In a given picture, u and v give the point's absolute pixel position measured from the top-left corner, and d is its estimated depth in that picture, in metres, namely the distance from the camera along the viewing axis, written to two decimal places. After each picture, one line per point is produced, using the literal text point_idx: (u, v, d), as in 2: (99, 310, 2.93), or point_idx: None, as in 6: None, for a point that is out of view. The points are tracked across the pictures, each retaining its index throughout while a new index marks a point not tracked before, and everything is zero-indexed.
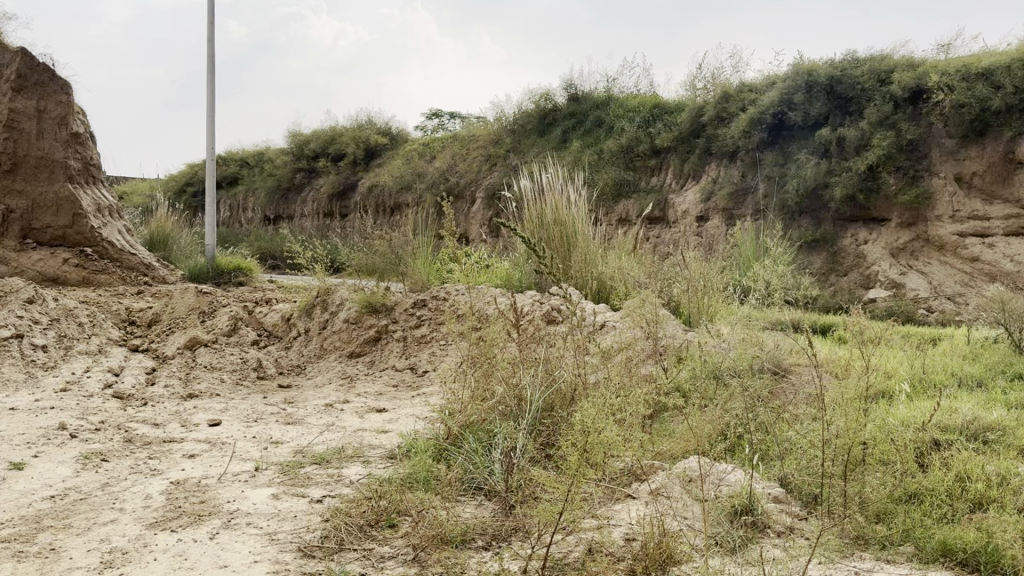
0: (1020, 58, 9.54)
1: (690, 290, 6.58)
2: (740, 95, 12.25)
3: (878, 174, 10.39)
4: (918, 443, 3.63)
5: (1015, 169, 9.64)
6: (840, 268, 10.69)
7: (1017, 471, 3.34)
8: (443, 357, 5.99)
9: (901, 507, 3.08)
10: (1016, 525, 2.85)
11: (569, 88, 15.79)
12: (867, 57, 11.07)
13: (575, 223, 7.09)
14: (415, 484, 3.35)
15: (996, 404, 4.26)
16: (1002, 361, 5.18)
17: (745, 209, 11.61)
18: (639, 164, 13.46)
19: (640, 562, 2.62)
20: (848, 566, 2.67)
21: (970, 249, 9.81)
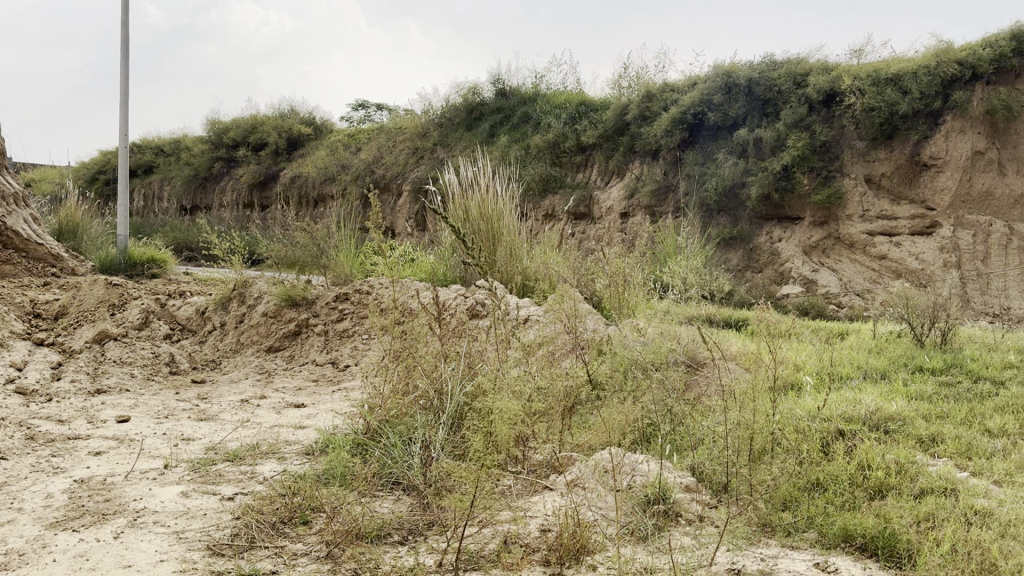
0: (926, 66, 10.00)
1: (611, 285, 6.67)
2: (663, 94, 12.44)
3: (792, 175, 10.73)
4: (824, 434, 3.79)
5: (920, 172, 10.16)
6: (756, 265, 11.01)
7: (915, 458, 3.50)
8: (365, 352, 5.92)
9: (806, 496, 3.20)
10: (911, 510, 3.00)
11: (496, 83, 15.77)
12: (784, 61, 11.40)
13: (500, 217, 7.07)
14: (330, 480, 3.30)
15: (897, 396, 4.46)
16: (904, 354, 5.41)
17: (666, 206, 11.85)
18: (565, 160, 13.59)
19: (554, 553, 2.66)
20: (755, 553, 2.75)
21: (878, 247, 10.21)
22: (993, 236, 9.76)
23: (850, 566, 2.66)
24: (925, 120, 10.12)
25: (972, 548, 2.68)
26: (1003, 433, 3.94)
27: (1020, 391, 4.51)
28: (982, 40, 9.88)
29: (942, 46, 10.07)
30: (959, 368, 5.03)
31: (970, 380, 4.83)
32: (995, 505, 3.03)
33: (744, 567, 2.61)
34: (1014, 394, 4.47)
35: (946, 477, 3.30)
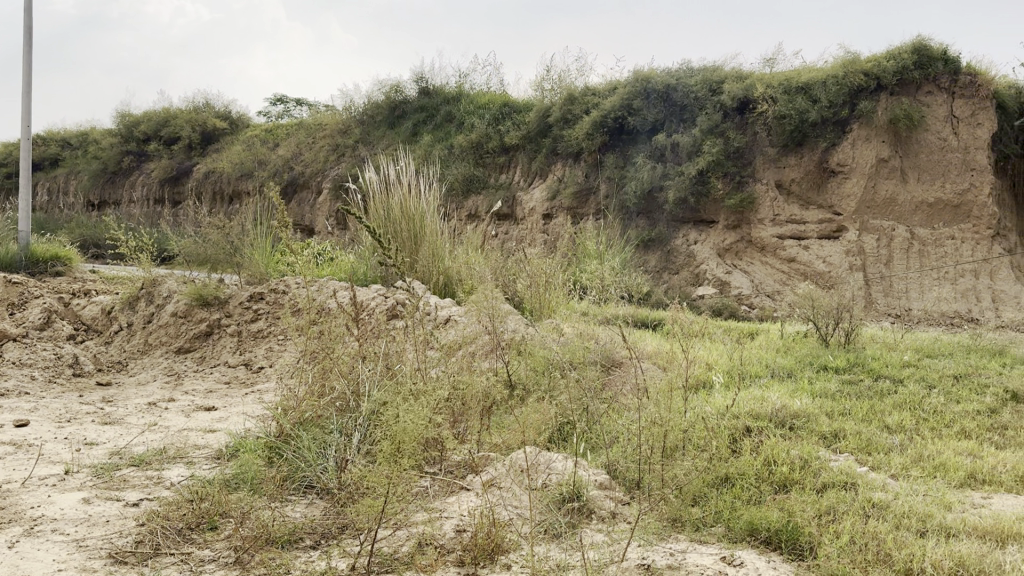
0: (835, 76, 10.40)
1: (532, 286, 6.71)
2: (584, 98, 12.53)
3: (707, 180, 11.01)
4: (732, 430, 3.93)
5: (828, 178, 10.57)
6: (672, 267, 11.23)
7: (818, 454, 3.65)
8: (281, 353, 5.81)
9: (715, 492, 3.29)
10: (813, 504, 3.12)
11: (419, 82, 15.66)
12: (701, 68, 11.68)
13: (422, 217, 7.01)
14: (240, 485, 3.23)
15: (802, 393, 4.63)
16: (810, 353, 5.63)
17: (588, 208, 12.03)
18: (488, 161, 13.63)
19: (469, 553, 2.66)
20: (664, 548, 2.81)
21: (788, 250, 10.56)
22: (895, 240, 10.24)
23: (755, 558, 2.75)
24: (833, 128, 10.54)
25: (869, 539, 2.81)
26: (900, 428, 4.14)
27: (916, 388, 4.74)
28: (886, 53, 10.34)
29: (849, 57, 10.50)
30: (861, 367, 5.25)
31: (870, 378, 5.05)
32: (891, 498, 3.17)
33: (654, 562, 2.65)
34: (912, 391, 4.70)
35: (847, 471, 3.45)
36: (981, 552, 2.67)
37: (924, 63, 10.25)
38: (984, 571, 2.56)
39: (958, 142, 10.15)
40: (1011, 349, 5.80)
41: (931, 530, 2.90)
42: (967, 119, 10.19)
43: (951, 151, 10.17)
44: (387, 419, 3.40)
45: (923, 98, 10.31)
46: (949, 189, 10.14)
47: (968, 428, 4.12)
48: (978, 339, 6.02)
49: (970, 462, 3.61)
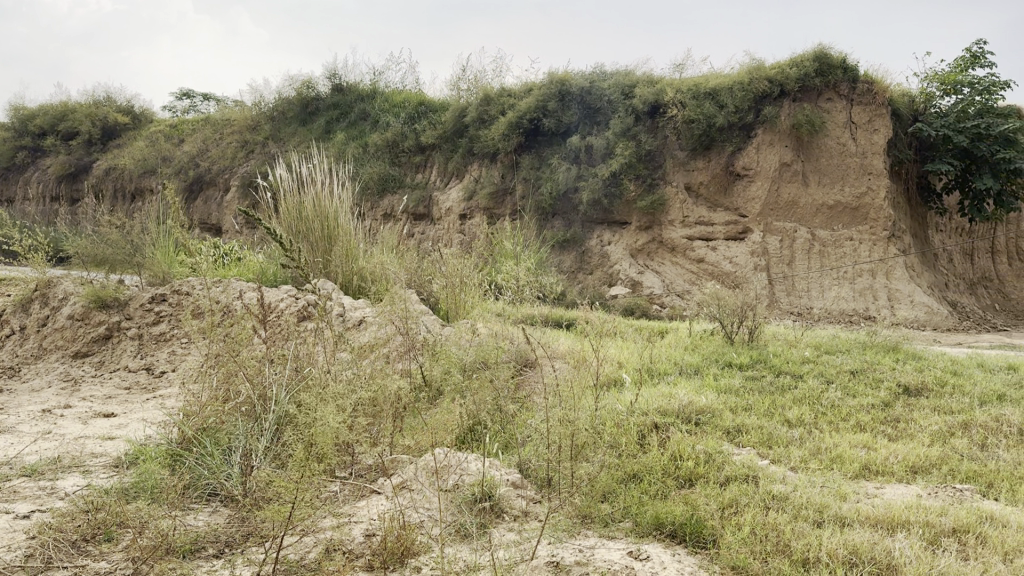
0: (741, 82, 10.75)
1: (447, 286, 6.70)
2: (500, 99, 12.54)
3: (620, 182, 11.21)
4: (640, 427, 4.02)
5: (734, 180, 10.93)
6: (587, 267, 11.32)
7: (722, 448, 3.77)
8: (184, 357, 5.63)
9: (623, 487, 3.37)
10: (716, 498, 3.22)
11: (332, 79, 15.39)
12: (614, 72, 11.88)
13: (335, 216, 6.89)
14: (139, 494, 3.13)
15: (707, 389, 4.78)
16: (717, 351, 5.79)
17: (504, 209, 12.07)
18: (404, 160, 13.55)
19: (379, 557, 2.64)
20: (574, 544, 2.84)
21: (697, 251, 10.87)
22: (797, 242, 10.66)
23: (660, 552, 2.82)
24: (739, 132, 10.89)
25: (768, 531, 2.91)
26: (799, 422, 4.31)
27: (815, 384, 4.95)
28: (789, 60, 10.74)
29: (755, 64, 10.86)
30: (764, 363, 5.44)
31: (773, 374, 5.23)
32: (790, 490, 3.29)
33: (563, 559, 2.68)
34: (811, 386, 4.91)
35: (748, 464, 3.57)
36: (873, 541, 2.80)
37: (824, 71, 10.67)
38: (876, 558, 2.69)
39: (856, 147, 10.61)
40: (903, 345, 6.10)
41: (827, 520, 3.02)
42: (865, 125, 10.66)
43: (850, 156, 10.63)
44: (293, 424, 3.34)
45: (824, 105, 10.74)
46: (848, 192, 10.60)
47: (862, 421, 4.32)
48: (873, 335, 6.30)
49: (864, 454, 3.78)
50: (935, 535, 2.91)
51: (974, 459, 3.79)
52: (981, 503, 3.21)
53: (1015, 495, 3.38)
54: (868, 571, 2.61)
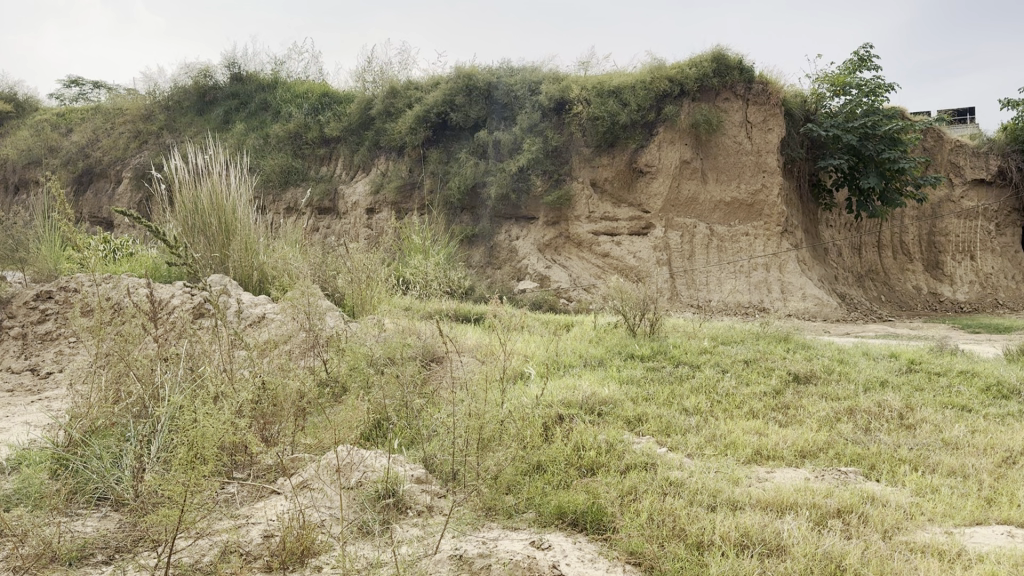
0: (642, 81, 11.01)
1: (353, 282, 6.60)
2: (406, 92, 12.43)
3: (528, 177, 11.27)
4: (545, 419, 4.08)
5: (637, 177, 11.19)
6: (495, 262, 11.33)
7: (622, 437, 3.87)
8: (72, 356, 5.36)
9: (527, 478, 3.42)
10: (616, 486, 3.30)
11: (230, 68, 14.94)
12: (520, 68, 11.94)
13: (233, 209, 6.67)
14: (20, 501, 2.99)
15: (610, 380, 4.89)
16: (620, 343, 5.93)
17: (412, 203, 12.00)
18: (307, 152, 13.29)
19: (277, 558, 2.61)
20: (476, 537, 2.85)
21: (602, 246, 11.06)
22: (697, 237, 11.05)
23: (562, 541, 2.86)
24: (642, 130, 11.14)
25: (665, 516, 3.00)
26: (697, 411, 4.46)
27: (712, 373, 5.13)
28: (689, 60, 11.05)
29: (656, 64, 11.13)
30: (663, 354, 5.60)
31: (672, 364, 5.40)
32: (686, 476, 3.40)
33: (466, 552, 2.67)
34: (707, 375, 5.09)
35: (648, 452, 3.67)
36: (763, 523, 2.92)
37: (722, 71, 11.02)
38: (766, 540, 2.81)
39: (751, 146, 11.04)
40: (794, 335, 6.39)
41: (721, 504, 3.13)
42: (759, 124, 11.10)
43: (746, 154, 11.04)
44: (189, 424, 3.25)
45: (721, 105, 11.11)
46: (744, 189, 11.02)
47: (755, 408, 4.51)
48: (766, 325, 6.57)
49: (756, 440, 3.94)
50: (822, 516, 3.05)
51: (857, 442, 4.00)
52: (863, 484, 3.39)
53: (894, 475, 3.59)
54: (759, 552, 2.73)
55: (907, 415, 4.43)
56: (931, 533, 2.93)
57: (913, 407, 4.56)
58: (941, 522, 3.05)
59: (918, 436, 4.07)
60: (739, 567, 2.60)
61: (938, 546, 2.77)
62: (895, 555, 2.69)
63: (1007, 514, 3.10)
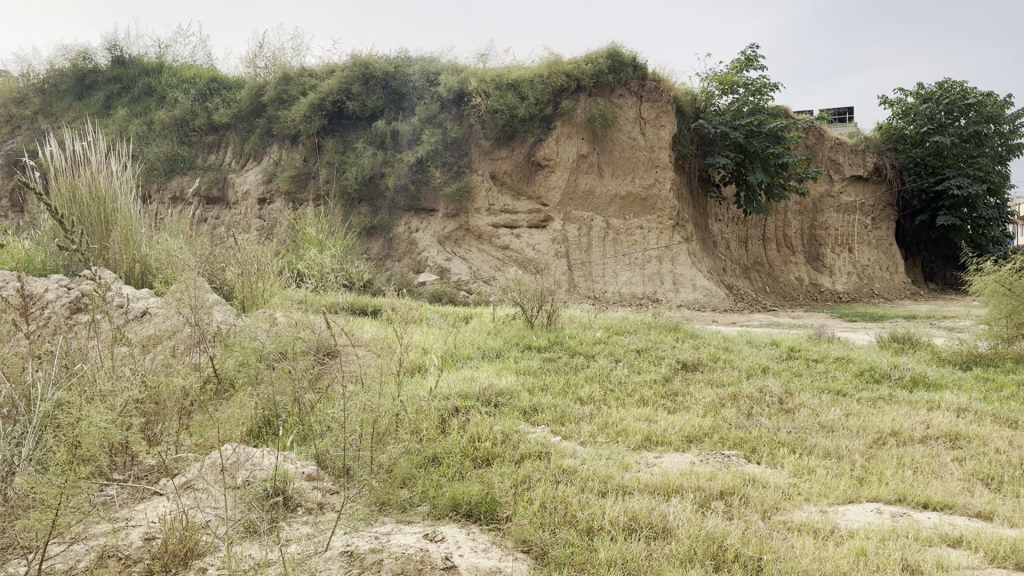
0: (540, 75, 11.11)
1: (243, 275, 6.39)
2: (300, 79, 12.11)
3: (426, 168, 11.17)
4: (441, 411, 4.07)
5: (535, 170, 11.36)
6: (394, 254, 11.15)
7: (518, 428, 3.91)
8: None
9: (422, 471, 3.39)
10: (510, 475, 3.33)
11: (111, 50, 14.22)
12: (418, 58, 11.82)
13: (113, 199, 6.34)
14: None
15: (507, 372, 4.92)
16: (517, 335, 5.97)
17: (307, 193, 11.72)
18: (194, 140, 12.80)
19: (158, 561, 2.50)
20: (370, 531, 2.79)
21: (502, 238, 11.14)
22: (594, 230, 11.30)
23: (455, 532, 2.85)
24: (540, 123, 11.26)
25: (558, 504, 3.05)
26: (590, 400, 4.54)
27: (605, 363, 5.23)
28: (585, 56, 11.23)
29: (553, 58, 11.26)
30: (560, 345, 5.68)
31: (568, 355, 5.48)
32: (578, 463, 3.46)
33: (357, 548, 2.59)
34: (601, 365, 5.20)
35: (541, 442, 3.72)
36: (650, 507, 3.00)
37: (617, 69, 11.26)
38: (652, 523, 2.89)
39: (644, 142, 11.40)
40: (683, 325, 6.58)
41: (611, 490, 3.20)
42: (652, 121, 11.49)
43: (640, 150, 11.41)
44: (62, 424, 3.08)
45: (616, 101, 11.39)
46: (638, 184, 11.39)
47: (646, 396, 4.63)
48: (658, 316, 6.74)
49: (646, 426, 4.04)
50: (705, 498, 3.16)
51: (740, 426, 4.17)
52: (745, 467, 3.54)
53: (774, 458, 3.75)
54: (645, 535, 2.80)
55: (786, 401, 4.64)
56: (807, 512, 3.08)
57: (792, 393, 4.79)
58: (817, 501, 3.21)
59: (797, 420, 4.27)
60: (628, 551, 2.66)
61: (813, 524, 2.91)
62: (774, 534, 2.81)
63: (876, 491, 3.29)
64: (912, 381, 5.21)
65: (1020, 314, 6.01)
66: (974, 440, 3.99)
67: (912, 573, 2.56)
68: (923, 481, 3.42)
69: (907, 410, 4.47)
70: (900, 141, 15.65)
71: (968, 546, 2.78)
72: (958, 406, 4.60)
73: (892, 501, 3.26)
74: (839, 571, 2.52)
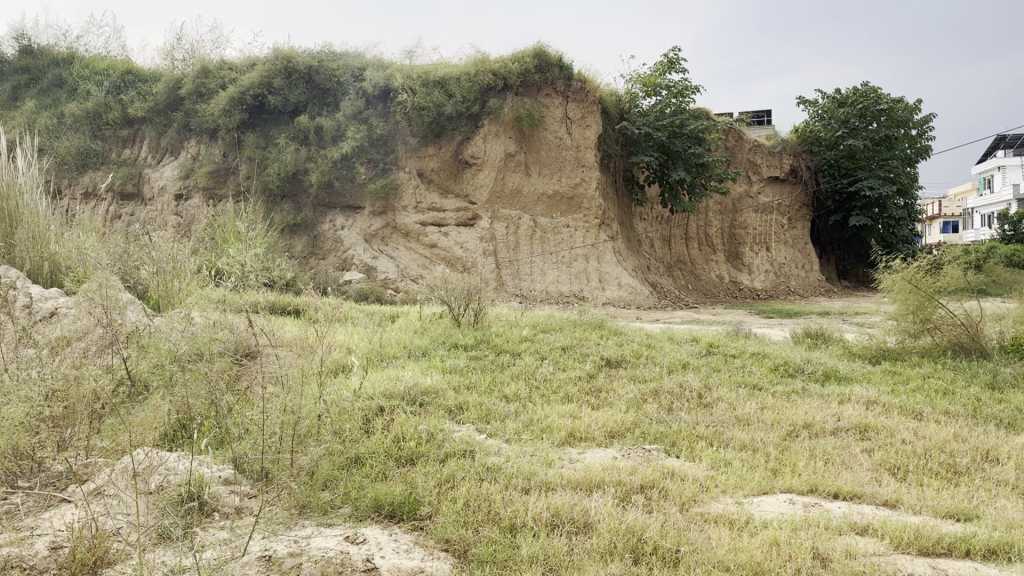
0: (467, 72, 11.10)
1: (158, 273, 6.20)
2: (220, 72, 11.80)
3: (351, 165, 11.00)
4: (365, 412, 4.02)
5: (462, 168, 11.35)
6: (319, 252, 10.96)
7: (443, 427, 3.90)
8: None
9: (345, 473, 3.34)
10: (434, 474, 3.32)
11: (19, 39, 13.58)
12: (342, 53, 11.64)
13: (19, 194, 6.07)
14: None
15: (432, 370, 4.90)
16: (444, 333, 5.95)
17: (226, 189, 11.43)
18: (108, 134, 12.37)
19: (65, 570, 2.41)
20: (289, 535, 2.72)
21: (429, 236, 11.09)
22: (521, 229, 11.39)
23: (377, 534, 2.82)
24: (467, 121, 11.26)
25: (481, 502, 3.05)
26: (515, 397, 4.56)
27: (530, 361, 5.26)
28: (511, 55, 11.28)
29: (480, 57, 11.28)
30: (486, 343, 5.69)
31: (494, 353, 5.49)
32: (502, 461, 3.47)
33: (276, 552, 2.52)
34: (526, 363, 5.23)
35: (466, 440, 3.71)
36: (572, 502, 3.04)
37: (543, 68, 11.35)
38: (573, 519, 2.92)
39: (571, 142, 11.55)
40: (607, 322, 6.68)
41: (534, 487, 3.22)
42: (578, 121, 11.66)
43: (566, 149, 11.54)
44: None
45: (542, 100, 11.49)
46: (564, 183, 11.56)
47: (570, 393, 4.67)
48: (582, 314, 6.82)
49: (570, 423, 4.08)
50: (626, 492, 3.21)
51: (661, 421, 4.25)
52: (664, 460, 3.61)
53: (693, 451, 3.84)
54: (567, 530, 2.83)
55: (705, 395, 4.75)
56: (723, 504, 3.16)
57: (711, 387, 4.91)
58: (733, 492, 3.30)
59: (714, 414, 4.38)
60: (549, 547, 2.68)
61: (729, 515, 2.99)
62: (691, 525, 2.88)
63: (789, 482, 3.40)
64: (825, 375, 5.39)
65: (925, 309, 6.24)
66: (882, 432, 4.15)
67: (823, 561, 2.65)
68: (834, 472, 3.55)
69: (819, 403, 4.63)
70: (815, 143, 16.25)
71: (875, 533, 2.90)
72: (868, 399, 4.79)
73: (804, 492, 3.37)
74: (753, 560, 2.60)
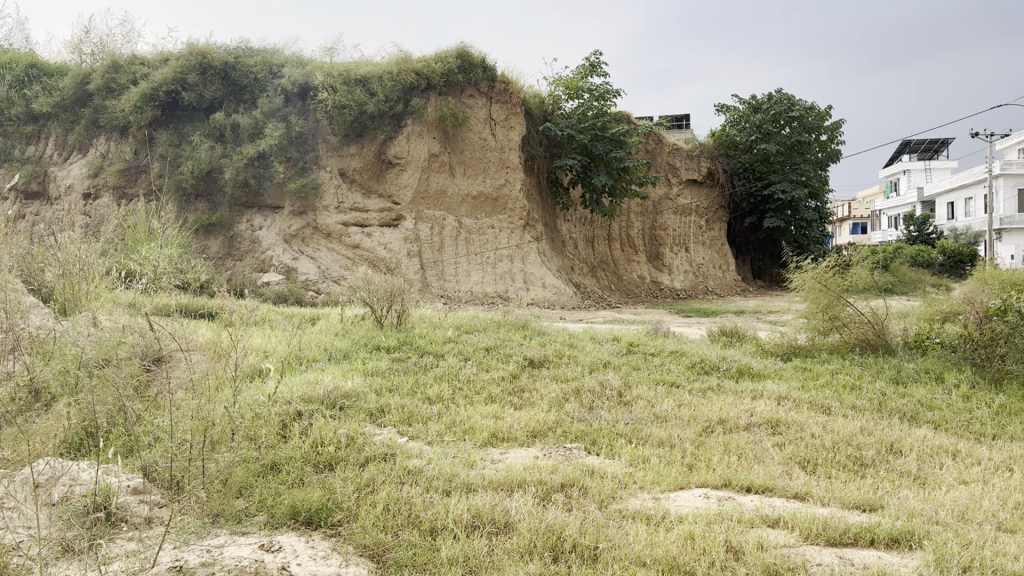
0: (389, 71, 11.01)
1: (63, 276, 5.95)
2: (131, 67, 11.38)
3: (269, 163, 10.74)
4: (282, 416, 3.95)
5: (385, 168, 11.27)
6: (235, 253, 10.66)
7: (363, 430, 3.86)
8: None
9: (260, 480, 3.27)
10: (353, 479, 3.28)
11: None
12: (260, 49, 11.39)
13: None
14: None
15: (353, 373, 4.85)
16: (366, 335, 5.89)
17: (137, 187, 11.05)
18: (10, 130, 11.84)
19: None
20: (201, 544, 2.63)
21: (352, 237, 10.95)
22: (446, 229, 11.41)
23: (293, 541, 2.76)
24: (390, 121, 11.18)
25: (401, 505, 3.03)
26: (439, 398, 4.55)
27: (453, 361, 5.26)
28: (434, 55, 11.25)
29: (402, 56, 11.19)
30: (409, 345, 5.65)
31: (417, 354, 5.46)
32: (423, 463, 3.46)
33: (187, 562, 2.45)
34: (449, 363, 5.22)
35: (388, 443, 3.68)
36: (493, 503, 3.04)
37: (466, 69, 11.40)
38: (494, 519, 2.93)
39: (495, 142, 11.69)
40: (530, 322, 6.72)
41: (455, 488, 3.22)
42: (502, 122, 11.78)
43: (490, 150, 11.68)
44: None
45: (466, 101, 11.54)
46: (488, 184, 11.67)
47: (493, 393, 4.69)
48: (506, 314, 6.85)
49: (492, 423, 4.09)
50: (546, 491, 3.23)
51: (582, 420, 4.30)
52: (584, 459, 3.65)
53: (612, 449, 3.88)
54: (487, 531, 2.84)
55: (625, 393, 4.82)
56: (640, 500, 3.21)
57: (630, 385, 4.99)
58: (650, 488, 3.36)
59: (634, 411, 4.46)
60: (469, 548, 2.68)
61: (646, 511, 3.05)
62: (609, 523, 2.92)
63: (704, 478, 3.48)
64: (739, 372, 5.55)
65: (835, 308, 6.47)
66: (793, 426, 4.29)
67: (735, 554, 2.72)
68: (746, 467, 3.65)
69: (733, 399, 4.76)
70: (731, 147, 16.69)
71: (785, 525, 2.98)
72: (779, 395, 4.94)
73: (718, 486, 3.46)
74: (669, 555, 2.65)
